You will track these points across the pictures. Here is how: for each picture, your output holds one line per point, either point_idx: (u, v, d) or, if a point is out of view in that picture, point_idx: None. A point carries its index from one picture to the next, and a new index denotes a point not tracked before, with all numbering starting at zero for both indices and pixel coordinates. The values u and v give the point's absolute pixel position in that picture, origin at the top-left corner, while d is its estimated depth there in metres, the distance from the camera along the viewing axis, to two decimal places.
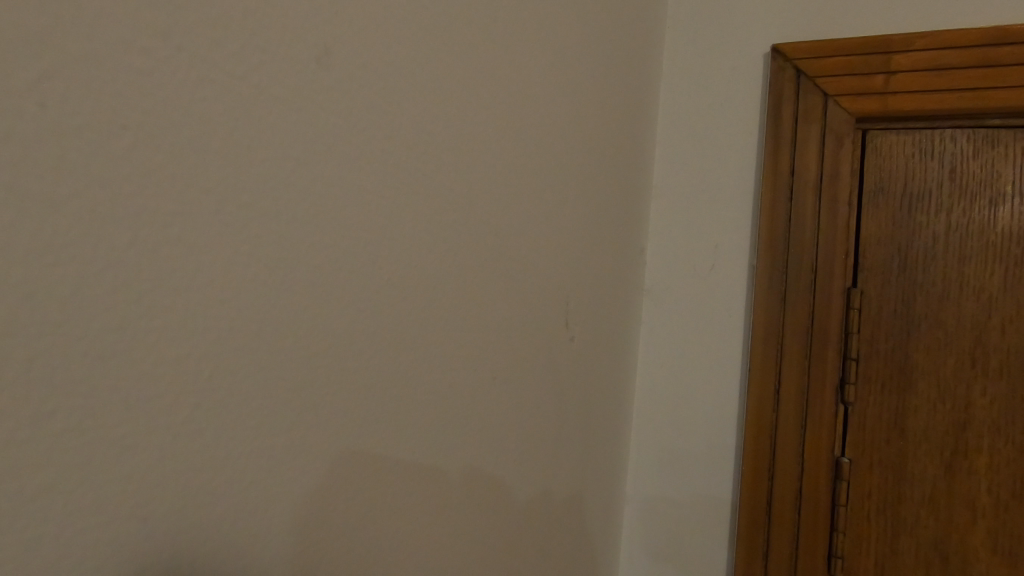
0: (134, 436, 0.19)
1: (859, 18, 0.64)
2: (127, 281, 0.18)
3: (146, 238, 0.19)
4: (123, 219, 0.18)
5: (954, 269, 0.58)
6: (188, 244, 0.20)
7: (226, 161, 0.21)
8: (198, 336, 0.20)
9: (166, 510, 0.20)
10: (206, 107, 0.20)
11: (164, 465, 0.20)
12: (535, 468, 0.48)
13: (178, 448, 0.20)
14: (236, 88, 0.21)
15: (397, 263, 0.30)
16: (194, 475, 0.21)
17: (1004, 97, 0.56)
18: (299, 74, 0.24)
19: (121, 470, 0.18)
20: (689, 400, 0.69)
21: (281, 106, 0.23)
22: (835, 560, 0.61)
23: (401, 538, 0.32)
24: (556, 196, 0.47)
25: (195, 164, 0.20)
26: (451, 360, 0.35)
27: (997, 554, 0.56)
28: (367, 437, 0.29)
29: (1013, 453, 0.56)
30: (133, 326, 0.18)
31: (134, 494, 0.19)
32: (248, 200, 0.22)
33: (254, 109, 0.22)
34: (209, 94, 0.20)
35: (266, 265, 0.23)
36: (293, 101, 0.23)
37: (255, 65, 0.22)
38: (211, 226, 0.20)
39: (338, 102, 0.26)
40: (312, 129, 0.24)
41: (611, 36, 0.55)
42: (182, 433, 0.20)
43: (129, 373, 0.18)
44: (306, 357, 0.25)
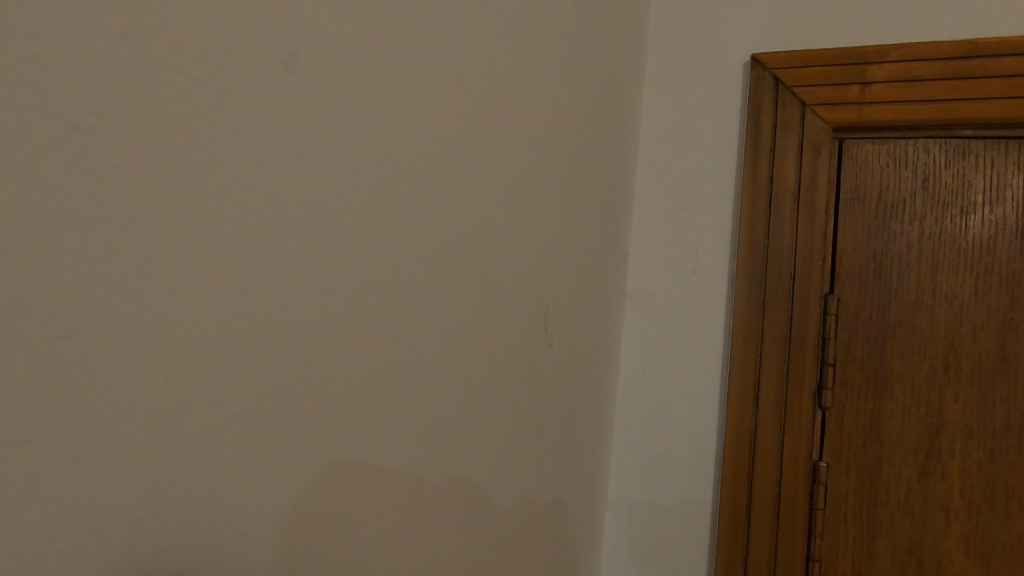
0: (100, 446, 0.18)
1: (835, 29, 0.65)
2: (94, 289, 0.18)
3: (113, 247, 0.18)
4: (87, 229, 0.18)
5: (928, 276, 0.59)
6: (157, 253, 0.20)
7: (195, 168, 0.21)
8: (165, 345, 0.20)
9: (135, 519, 0.19)
10: (169, 111, 0.20)
11: (133, 472, 0.19)
12: (516, 476, 0.48)
13: (148, 457, 0.20)
14: (204, 94, 0.21)
15: (371, 269, 0.30)
16: (154, 484, 0.20)
17: (974, 109, 0.58)
18: (270, 79, 0.23)
19: (89, 479, 0.18)
20: (669, 405, 0.69)
21: (250, 109, 0.23)
22: (813, 564, 0.61)
23: (377, 548, 0.32)
24: (535, 204, 0.47)
25: (161, 170, 0.20)
26: (427, 367, 0.35)
27: (970, 556, 0.57)
28: (339, 446, 0.29)
29: (984, 457, 0.57)
30: (98, 334, 0.18)
31: (98, 503, 0.18)
32: (215, 204, 0.22)
33: (221, 113, 0.22)
34: (172, 98, 0.20)
35: (233, 270, 0.22)
36: (264, 105, 0.23)
37: (223, 71, 0.22)
38: (179, 233, 0.20)
39: (308, 106, 0.25)
40: (284, 133, 0.24)
41: (591, 45, 0.55)
42: (145, 441, 0.20)
43: (94, 382, 0.18)
44: (275, 363, 0.25)
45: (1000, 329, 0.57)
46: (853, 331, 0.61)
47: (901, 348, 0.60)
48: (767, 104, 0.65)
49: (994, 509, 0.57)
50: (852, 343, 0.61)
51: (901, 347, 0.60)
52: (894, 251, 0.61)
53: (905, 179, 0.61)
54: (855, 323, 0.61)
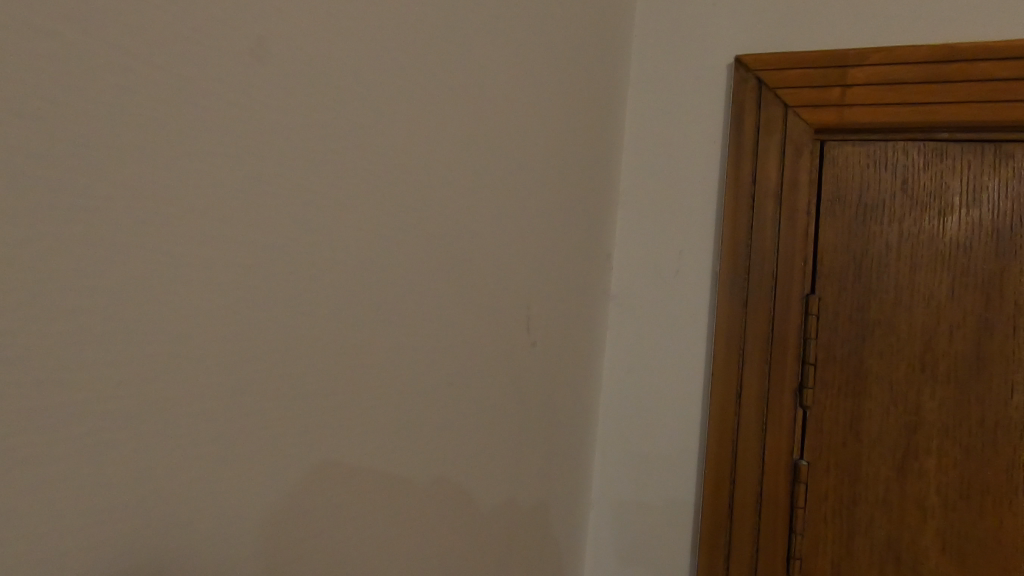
0: (69, 449, 0.18)
1: (817, 31, 0.66)
2: (63, 288, 0.18)
3: (81, 245, 0.18)
4: (55, 226, 0.17)
5: (906, 277, 0.60)
6: (128, 251, 0.19)
7: (167, 164, 0.20)
8: (137, 346, 0.20)
9: (105, 522, 0.19)
10: (136, 100, 0.19)
11: (102, 475, 0.19)
12: (498, 475, 0.47)
13: (119, 459, 0.19)
14: (177, 89, 0.20)
15: (347, 267, 0.29)
16: (123, 489, 0.20)
17: (951, 112, 0.59)
18: (243, 71, 0.23)
19: (57, 483, 0.18)
20: (652, 404, 0.69)
21: (223, 101, 0.22)
22: (794, 562, 0.62)
23: (354, 549, 0.31)
24: (517, 202, 0.47)
25: (133, 166, 0.19)
26: (406, 366, 0.34)
27: (946, 553, 0.58)
28: (313, 446, 0.28)
29: (960, 455, 0.58)
30: (68, 335, 0.18)
31: (66, 507, 0.18)
32: (184, 197, 0.21)
33: (192, 104, 0.21)
34: (139, 87, 0.19)
35: (204, 265, 0.22)
36: (237, 97, 0.23)
37: (195, 61, 0.21)
38: (152, 231, 0.20)
39: (284, 97, 0.25)
40: (258, 125, 0.24)
41: (575, 43, 0.55)
42: (115, 444, 0.19)
43: (63, 384, 0.18)
44: (247, 361, 0.24)
45: (976, 329, 0.58)
46: (833, 332, 0.62)
47: (881, 349, 0.60)
48: (750, 105, 0.66)
49: (969, 507, 0.57)
50: (832, 343, 0.62)
51: (880, 347, 0.61)
52: (873, 252, 0.61)
53: (885, 181, 0.61)
54: (835, 323, 0.62)
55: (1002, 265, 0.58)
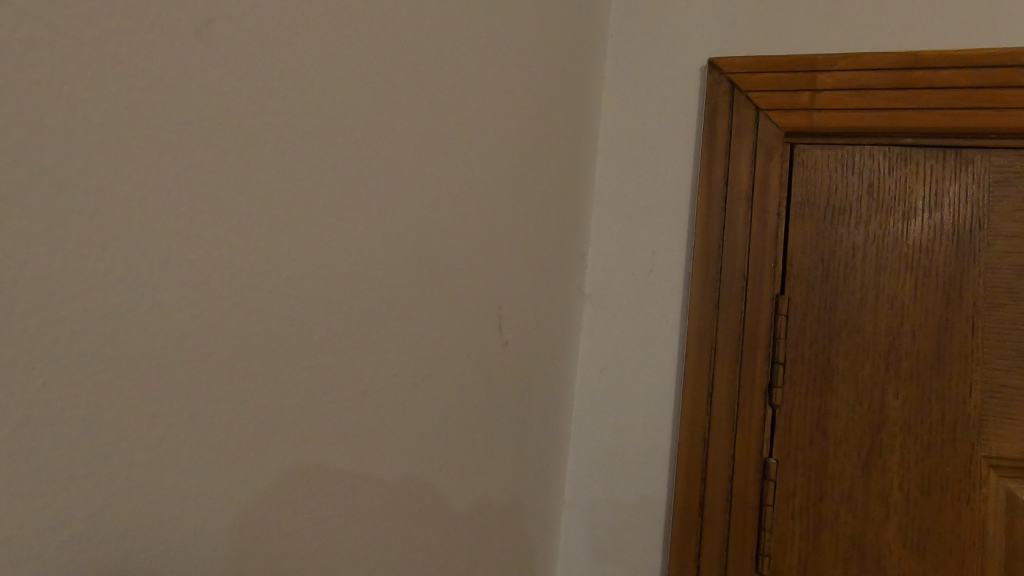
0: (22, 448, 0.17)
1: (787, 36, 0.67)
2: (15, 281, 0.17)
3: (35, 238, 0.17)
4: (6, 215, 0.17)
5: (871, 278, 0.61)
6: (86, 244, 0.19)
7: (128, 154, 0.20)
8: (95, 342, 0.19)
9: (63, 524, 0.18)
10: (86, 88, 0.18)
11: (59, 475, 0.18)
12: (469, 475, 0.47)
13: (77, 459, 0.19)
14: (138, 77, 0.20)
15: (311, 263, 0.28)
16: (81, 491, 0.19)
17: (916, 118, 0.60)
18: (202, 56, 0.22)
19: (9, 482, 0.17)
20: (625, 403, 0.69)
21: (179, 89, 0.21)
22: (763, 559, 0.62)
23: (318, 554, 0.30)
24: (489, 199, 0.46)
25: (91, 156, 0.19)
26: (373, 366, 0.34)
27: (907, 547, 0.59)
28: (275, 448, 0.27)
29: (921, 452, 0.59)
30: (19, 329, 0.17)
31: (19, 508, 0.17)
32: (136, 187, 0.20)
33: (155, 93, 0.20)
34: (91, 73, 0.18)
35: (159, 258, 0.21)
36: (198, 85, 0.22)
37: (149, 45, 0.20)
38: (111, 224, 0.19)
39: (245, 86, 0.24)
40: (217, 114, 0.23)
41: (548, 40, 0.55)
42: (72, 443, 0.19)
43: (15, 380, 0.17)
44: (206, 360, 0.23)
45: (937, 329, 0.60)
46: (801, 331, 0.63)
47: (848, 348, 0.62)
48: (722, 107, 0.66)
49: (930, 502, 0.59)
50: (800, 343, 0.63)
51: (847, 347, 0.62)
52: (840, 254, 0.62)
53: (852, 185, 0.63)
54: (804, 324, 0.63)
55: (962, 267, 0.59)
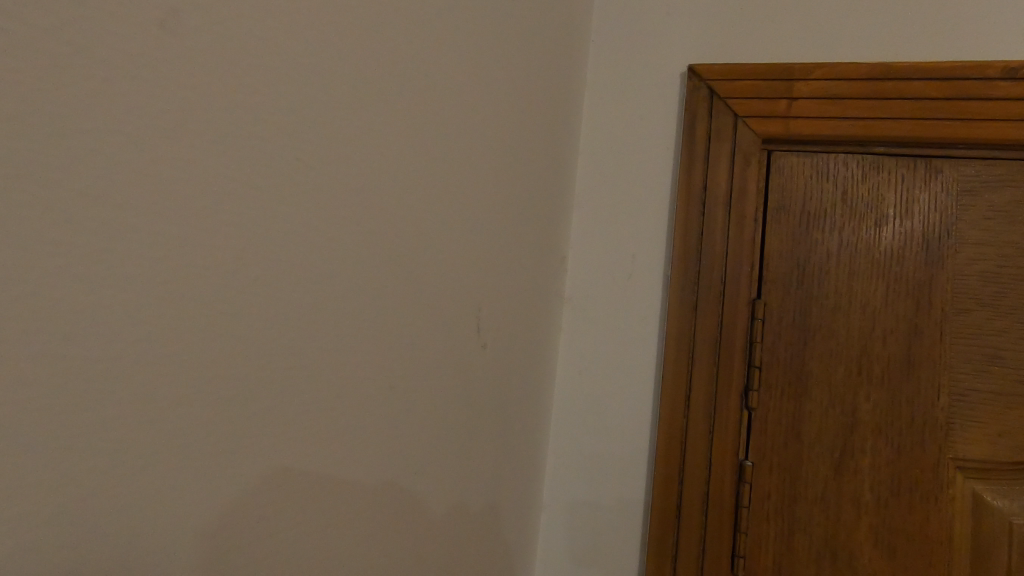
0: None
1: (765, 44, 0.68)
2: None
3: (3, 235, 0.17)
4: None
5: (845, 284, 0.63)
6: (58, 241, 0.18)
7: (103, 150, 0.19)
8: (67, 341, 0.19)
9: (32, 526, 0.18)
10: (60, 84, 0.18)
11: (28, 476, 0.18)
12: (447, 478, 0.46)
13: (47, 460, 0.18)
14: (114, 73, 0.19)
15: (284, 262, 0.28)
16: (52, 492, 0.19)
17: (888, 127, 0.62)
18: (170, 47, 0.21)
19: None
20: (603, 405, 0.70)
21: (156, 86, 0.21)
22: (738, 560, 0.63)
23: (291, 557, 0.30)
24: (468, 201, 0.46)
25: (64, 153, 0.18)
26: (349, 368, 0.33)
27: (878, 547, 0.60)
28: (246, 449, 0.26)
29: (892, 453, 0.61)
30: None
31: None
32: (111, 185, 0.20)
33: (132, 90, 0.20)
34: (65, 68, 0.18)
35: (127, 254, 0.20)
36: (174, 82, 0.22)
37: (114, 34, 0.19)
38: (84, 222, 0.19)
39: (215, 79, 0.23)
40: (189, 108, 0.22)
41: (528, 44, 0.55)
42: (42, 443, 0.18)
43: None
44: (173, 359, 0.22)
45: (907, 333, 0.61)
46: (777, 335, 0.64)
47: (822, 352, 0.63)
48: (702, 113, 0.67)
49: (900, 502, 0.60)
50: (776, 347, 0.64)
51: (821, 351, 0.63)
52: (815, 259, 0.64)
53: (827, 192, 0.64)
54: (779, 328, 0.64)
55: (931, 273, 0.61)
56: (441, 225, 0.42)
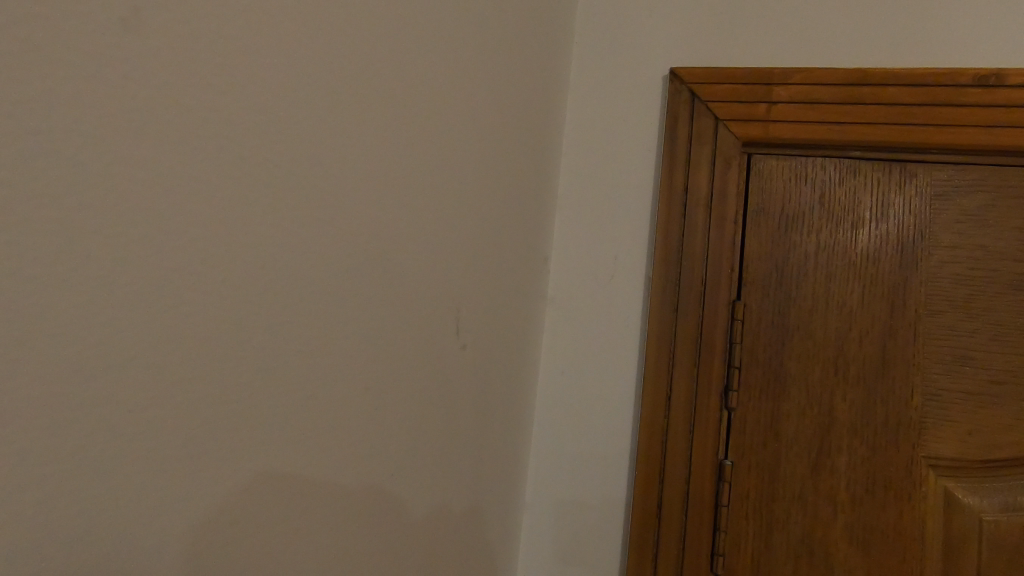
0: None
1: (745, 49, 0.69)
2: None
3: None
4: None
5: (822, 285, 0.64)
6: (26, 237, 0.18)
7: (73, 147, 0.19)
8: (37, 339, 0.19)
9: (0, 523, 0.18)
10: (29, 80, 0.18)
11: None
12: (428, 480, 0.46)
13: (17, 456, 0.18)
14: (88, 70, 0.19)
15: (258, 262, 0.27)
16: (22, 487, 0.19)
17: (865, 132, 0.63)
18: (140, 42, 0.21)
19: None
20: (585, 405, 0.70)
21: (131, 83, 0.21)
22: (717, 558, 0.64)
23: (266, 561, 0.29)
24: (447, 201, 0.45)
25: (32, 149, 0.18)
26: (327, 369, 0.33)
27: (853, 544, 0.61)
28: (217, 451, 0.26)
29: (866, 452, 0.62)
30: None
31: None
32: (83, 181, 0.20)
33: (105, 87, 0.20)
34: (35, 65, 0.18)
35: (98, 251, 0.20)
36: (149, 79, 0.21)
37: (87, 30, 0.19)
38: (54, 218, 0.19)
39: (186, 76, 0.23)
40: (164, 104, 0.22)
41: (510, 45, 0.55)
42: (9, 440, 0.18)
43: None
44: (144, 356, 0.22)
45: (882, 334, 0.62)
46: (755, 337, 0.65)
47: (800, 353, 0.64)
48: (682, 115, 0.68)
49: (874, 500, 0.61)
50: (755, 348, 0.65)
51: (799, 351, 0.64)
52: (793, 261, 0.64)
53: (805, 195, 0.65)
54: (757, 329, 0.65)
55: (905, 275, 0.62)
56: (421, 224, 0.42)
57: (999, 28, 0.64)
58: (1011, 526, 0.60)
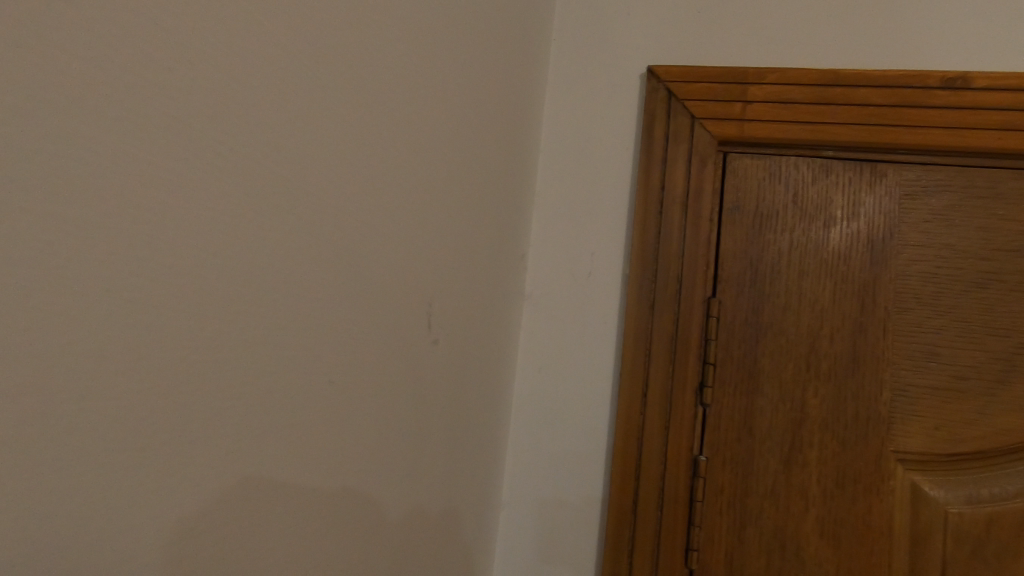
0: None
1: (721, 50, 0.70)
2: None
3: None
4: None
5: (795, 283, 0.65)
6: None
7: (32, 135, 0.19)
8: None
9: None
10: None
11: None
12: (402, 481, 0.45)
13: None
14: (48, 56, 0.19)
15: (227, 257, 0.26)
16: None
17: (838, 132, 0.64)
18: (104, 29, 0.20)
19: None
20: (562, 403, 0.70)
21: (95, 71, 0.20)
22: (691, 553, 0.64)
23: (231, 565, 0.28)
24: (418, 192, 0.44)
25: None
26: (299, 368, 0.32)
27: (824, 538, 0.62)
28: (183, 450, 0.25)
29: (837, 447, 0.63)
30: None
31: None
32: (43, 170, 0.19)
33: (68, 75, 0.19)
34: None
35: (58, 243, 0.20)
36: (116, 67, 0.21)
37: (47, 15, 0.19)
38: (11, 207, 0.18)
39: (155, 65, 0.22)
40: (133, 92, 0.22)
41: (486, 39, 0.54)
42: None
43: None
44: (109, 353, 0.22)
45: (852, 331, 0.63)
46: (728, 334, 0.65)
47: (773, 351, 0.64)
48: (659, 113, 0.68)
49: (844, 495, 0.62)
50: (728, 345, 0.65)
51: (772, 349, 0.64)
52: (767, 260, 0.65)
53: (779, 194, 0.66)
54: (731, 326, 0.65)
55: (875, 273, 0.63)
56: (396, 220, 0.41)
57: (968, 32, 0.65)
58: (975, 517, 0.62)
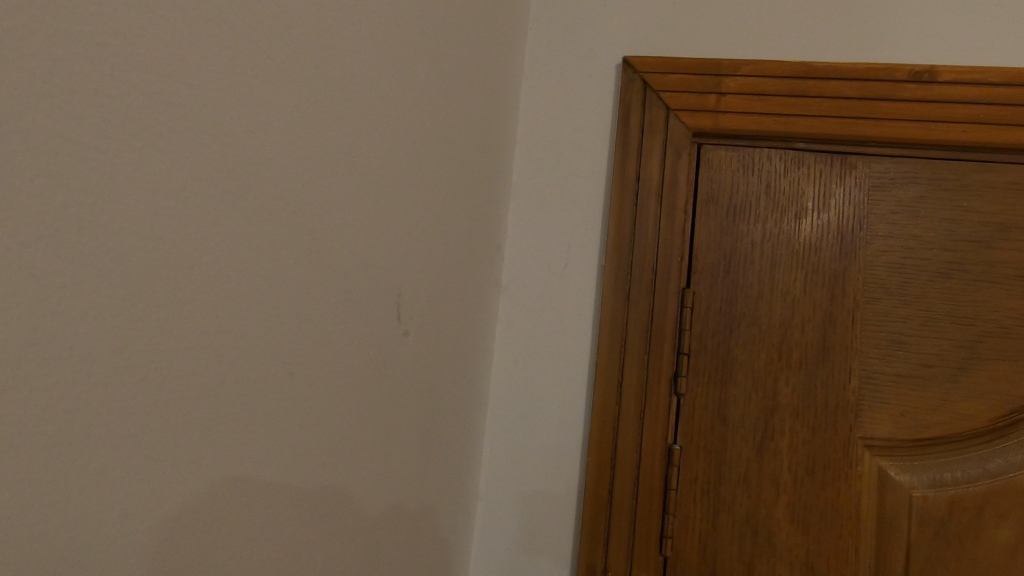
0: None
1: (697, 42, 0.70)
2: None
3: None
4: None
5: (767, 273, 0.65)
6: None
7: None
8: None
9: None
10: None
11: None
12: (377, 477, 0.44)
13: None
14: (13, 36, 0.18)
15: (200, 247, 0.26)
16: None
17: (811, 124, 0.65)
18: (70, 9, 0.20)
19: None
20: (540, 395, 0.70)
21: (62, 51, 0.19)
22: (666, 540, 0.65)
23: (205, 565, 0.27)
24: (388, 181, 0.42)
25: None
26: (272, 362, 0.31)
27: (794, 523, 0.63)
28: (160, 446, 0.24)
29: (807, 434, 0.64)
30: None
31: None
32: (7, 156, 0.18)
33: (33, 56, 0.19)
34: None
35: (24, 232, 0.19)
36: (83, 48, 0.20)
37: None
38: None
39: (126, 47, 0.21)
40: (103, 75, 0.21)
41: (459, 27, 0.53)
42: None
43: None
44: (80, 346, 0.21)
45: (823, 320, 0.64)
46: (702, 324, 0.66)
47: (746, 341, 0.65)
48: (635, 104, 0.68)
49: (814, 480, 0.63)
50: (702, 335, 0.66)
51: (745, 339, 0.65)
52: (740, 250, 0.66)
53: (753, 185, 0.66)
54: (705, 317, 0.66)
55: (845, 264, 0.64)
56: (367, 210, 0.40)
57: (939, 26, 0.66)
58: (938, 501, 0.63)
